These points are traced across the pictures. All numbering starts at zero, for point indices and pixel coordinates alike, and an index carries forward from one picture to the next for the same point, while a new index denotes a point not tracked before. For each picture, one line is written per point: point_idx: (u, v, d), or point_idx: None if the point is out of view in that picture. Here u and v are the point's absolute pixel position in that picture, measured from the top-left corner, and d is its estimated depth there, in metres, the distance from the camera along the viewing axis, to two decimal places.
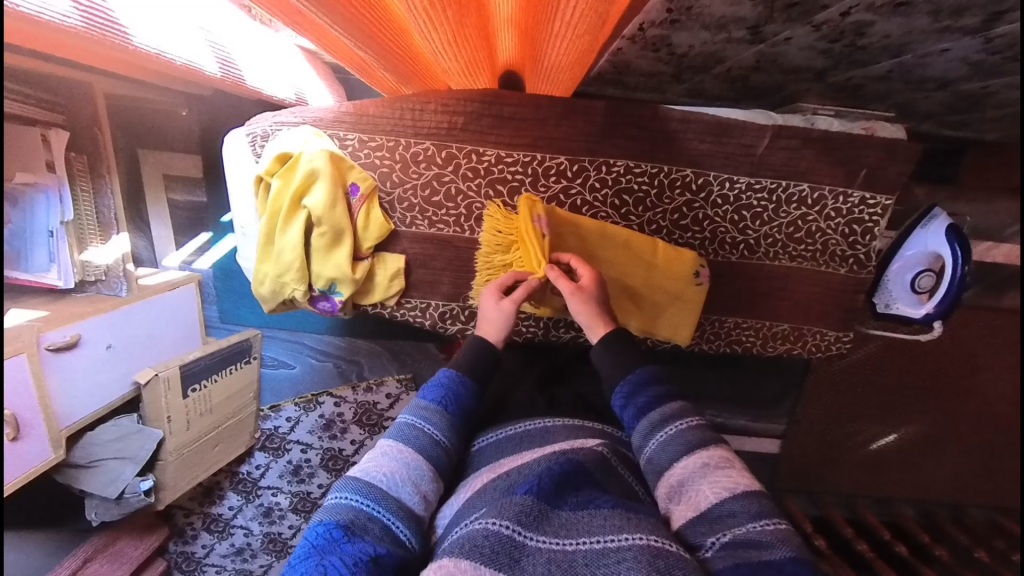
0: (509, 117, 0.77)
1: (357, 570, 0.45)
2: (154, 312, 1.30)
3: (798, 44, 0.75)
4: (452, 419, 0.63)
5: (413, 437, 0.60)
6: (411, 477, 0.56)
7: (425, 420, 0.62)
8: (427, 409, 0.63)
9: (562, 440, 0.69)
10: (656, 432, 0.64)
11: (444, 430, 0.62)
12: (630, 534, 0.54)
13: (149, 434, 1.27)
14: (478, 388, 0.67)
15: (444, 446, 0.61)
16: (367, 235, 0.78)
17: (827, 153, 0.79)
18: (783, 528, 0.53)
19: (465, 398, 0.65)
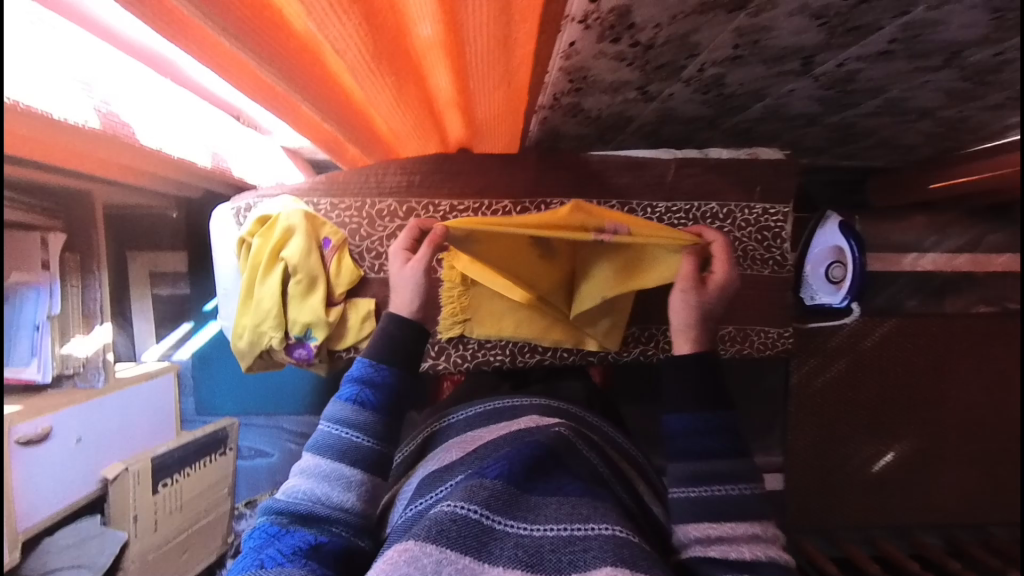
0: (457, 173, 0.91)
1: (295, 558, 0.57)
2: (129, 402, 1.31)
3: (680, 98, 0.95)
4: (369, 414, 0.69)
5: (338, 436, 0.67)
6: (333, 483, 0.64)
7: (346, 420, 0.68)
8: (353, 398, 0.70)
9: (529, 422, 0.76)
10: (710, 478, 0.71)
11: (363, 429, 0.68)
12: (595, 524, 0.59)
13: (110, 536, 1.19)
14: (398, 377, 0.72)
15: (376, 438, 0.68)
16: (339, 281, 0.86)
17: (726, 176, 0.95)
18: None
19: (379, 391, 0.70)
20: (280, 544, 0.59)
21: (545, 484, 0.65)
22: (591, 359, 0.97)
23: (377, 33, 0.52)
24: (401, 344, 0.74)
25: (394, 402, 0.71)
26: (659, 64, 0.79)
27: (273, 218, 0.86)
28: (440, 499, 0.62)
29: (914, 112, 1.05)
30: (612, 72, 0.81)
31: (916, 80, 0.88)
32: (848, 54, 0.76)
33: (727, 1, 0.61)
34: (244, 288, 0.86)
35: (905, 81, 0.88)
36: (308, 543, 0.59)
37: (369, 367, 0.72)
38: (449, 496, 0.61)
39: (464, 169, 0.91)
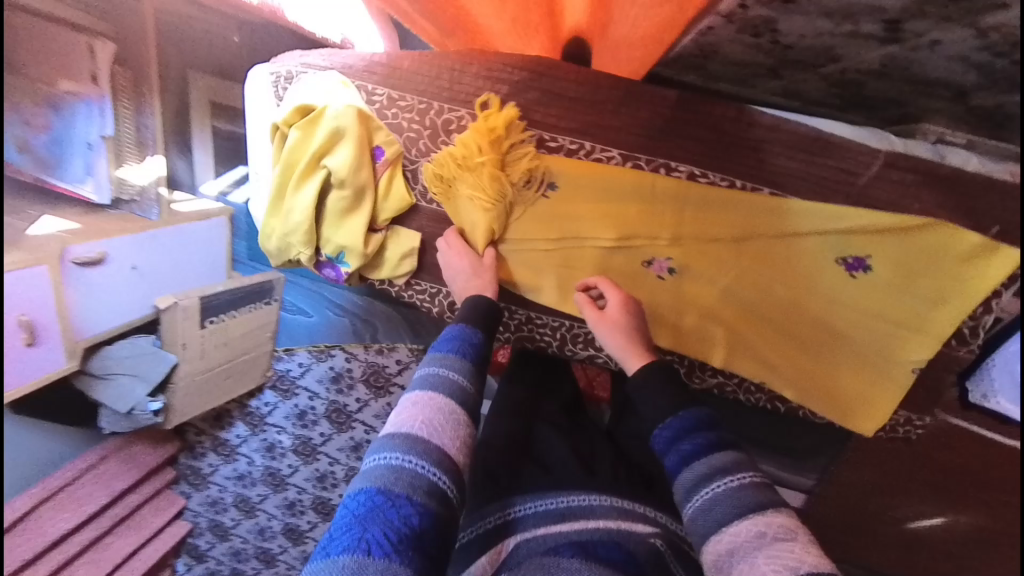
0: (561, 94, 0.66)
1: (402, 543, 0.47)
2: (183, 240, 1.33)
3: (947, 51, 0.57)
4: (435, 418, 0.58)
5: (441, 386, 0.62)
6: (447, 426, 0.58)
7: (454, 368, 0.64)
8: (444, 358, 0.65)
9: (604, 516, 0.76)
10: (701, 486, 0.62)
11: (419, 426, 0.57)
12: None
13: (162, 358, 1.31)
14: (449, 433, 0.58)
15: (473, 396, 0.63)
16: (386, 207, 0.70)
17: (950, 198, 0.62)
18: (776, 523, 0.55)
19: (434, 416, 0.58)
20: (383, 521, 0.48)
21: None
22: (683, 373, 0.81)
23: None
24: (483, 316, 0.70)
25: (488, 357, 0.68)
26: None
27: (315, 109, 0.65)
28: None
29: None
30: None
31: None
32: None
33: None
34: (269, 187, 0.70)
35: None
36: (400, 529, 0.48)
37: (447, 354, 0.65)
38: (540, 495, 0.81)
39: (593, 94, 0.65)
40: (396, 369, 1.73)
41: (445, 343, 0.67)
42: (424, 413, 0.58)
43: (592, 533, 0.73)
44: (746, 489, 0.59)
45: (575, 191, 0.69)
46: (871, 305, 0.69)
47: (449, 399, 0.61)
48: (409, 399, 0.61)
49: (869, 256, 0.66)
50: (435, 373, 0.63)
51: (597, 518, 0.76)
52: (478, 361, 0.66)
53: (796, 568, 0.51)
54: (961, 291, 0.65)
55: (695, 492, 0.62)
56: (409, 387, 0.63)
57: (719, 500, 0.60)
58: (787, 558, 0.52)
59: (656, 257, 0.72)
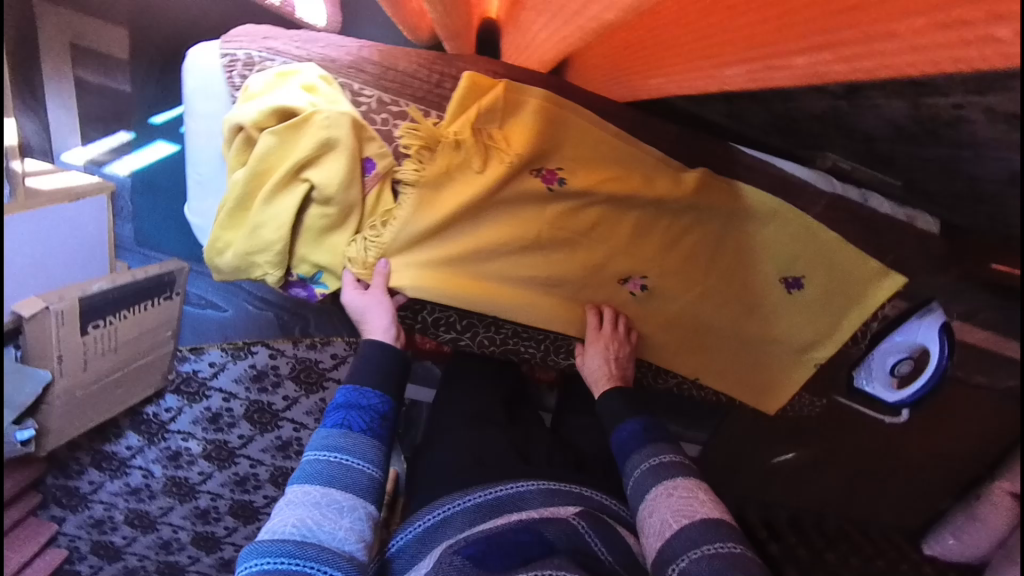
0: (567, 114, 0.67)
1: None
2: (46, 226, 1.05)
3: (881, 114, 0.69)
4: (321, 505, 0.57)
5: (325, 473, 0.60)
6: (329, 515, 0.57)
7: (337, 448, 0.62)
8: (331, 436, 0.63)
9: (536, 506, 0.68)
10: (632, 467, 0.69)
11: (298, 518, 0.55)
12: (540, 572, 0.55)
13: (32, 375, 1.07)
14: (332, 518, 0.56)
15: (365, 473, 0.61)
16: (373, 222, 0.71)
17: (867, 234, 0.77)
18: (687, 486, 0.64)
19: (316, 509, 0.57)
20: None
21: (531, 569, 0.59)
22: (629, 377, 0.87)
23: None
24: (387, 369, 0.69)
25: (384, 422, 0.66)
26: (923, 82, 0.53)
27: (298, 115, 0.65)
28: None
29: None
30: None
31: None
32: None
33: None
34: (232, 191, 0.67)
35: None
36: None
37: (338, 430, 0.63)
38: (463, 490, 0.70)
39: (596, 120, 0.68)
40: (330, 363, 1.57)
41: (335, 416, 0.65)
42: (303, 508, 0.57)
43: (514, 529, 0.63)
44: (667, 463, 0.67)
45: (569, 209, 0.71)
46: (803, 314, 0.82)
47: (333, 486, 0.59)
48: (290, 496, 0.59)
49: (802, 276, 0.78)
50: (319, 459, 0.61)
51: (526, 510, 0.67)
52: (365, 434, 0.63)
53: (693, 517, 0.60)
54: (866, 307, 0.81)
55: (633, 470, 0.69)
56: (295, 476, 0.61)
57: (646, 474, 0.67)
58: (688, 512, 0.61)
59: (632, 275, 0.77)
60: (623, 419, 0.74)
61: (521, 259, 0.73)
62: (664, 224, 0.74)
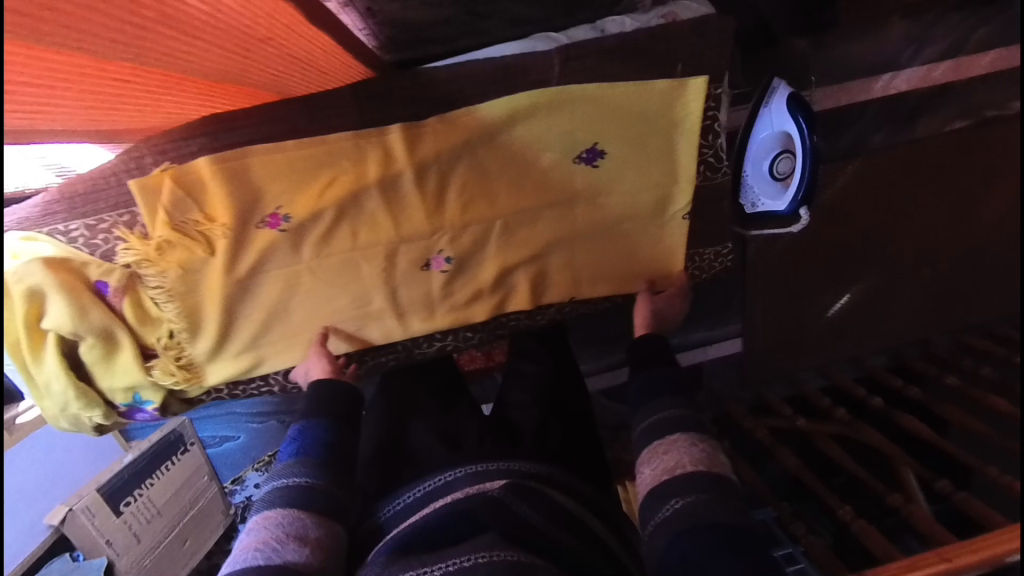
0: (252, 139, 0.62)
1: None
2: (45, 445, 1.22)
3: None
4: (285, 522, 0.55)
5: (284, 497, 0.58)
6: (284, 536, 0.54)
7: (294, 472, 0.61)
8: (289, 465, 0.62)
9: (464, 486, 0.58)
10: (648, 416, 0.65)
11: (254, 545, 0.53)
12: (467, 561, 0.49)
13: (92, 565, 1.22)
14: (299, 532, 0.54)
15: (317, 485, 0.60)
16: (149, 328, 0.66)
17: (632, 60, 0.66)
18: (705, 444, 0.59)
19: (276, 529, 0.54)
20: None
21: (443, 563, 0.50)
22: (502, 332, 0.82)
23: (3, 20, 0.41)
24: (347, 406, 0.69)
25: (334, 443, 0.65)
26: None
27: None
28: None
29: None
30: None
31: None
32: None
33: None
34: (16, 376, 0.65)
35: None
36: None
37: (294, 456, 0.63)
38: (386, 497, 0.63)
39: (281, 128, 0.62)
40: None
41: (291, 447, 0.65)
42: (264, 530, 0.55)
43: (434, 518, 0.55)
44: (681, 416, 0.62)
45: (317, 223, 0.67)
46: (630, 177, 0.73)
47: (292, 503, 0.57)
48: (251, 528, 0.56)
49: (597, 144, 0.70)
50: (272, 490, 0.60)
51: (450, 490, 0.58)
52: (310, 455, 0.62)
53: (710, 468, 0.56)
54: (693, 130, 0.71)
55: (645, 419, 0.64)
56: (252, 513, 0.59)
57: (664, 420, 0.62)
58: (705, 462, 0.57)
59: (432, 255, 0.73)
60: (640, 369, 0.72)
61: (315, 289, 0.71)
62: (421, 185, 0.68)
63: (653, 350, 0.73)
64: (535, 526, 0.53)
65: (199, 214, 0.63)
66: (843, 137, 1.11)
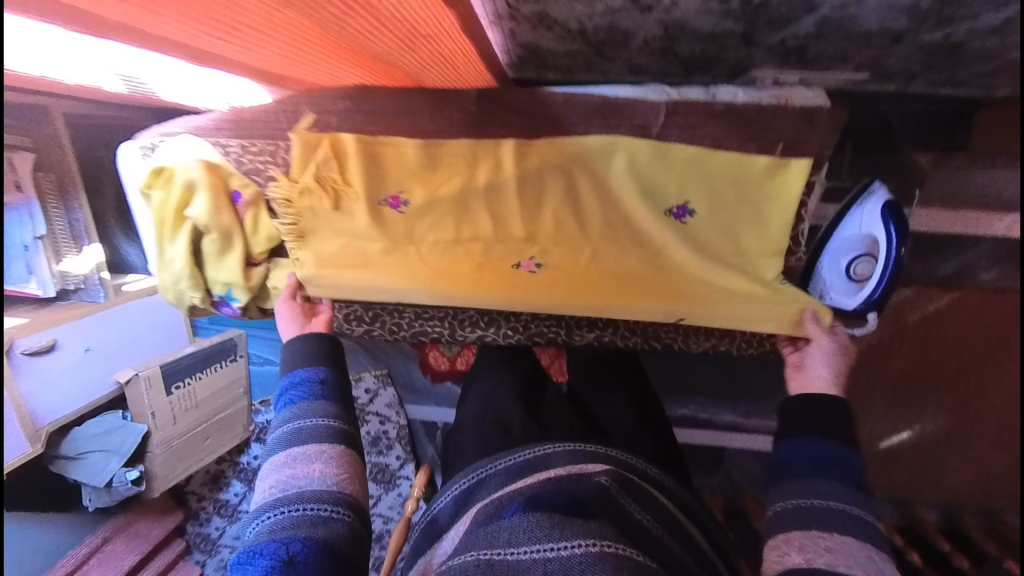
0: (385, 113, 0.73)
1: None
2: (132, 316, 1.40)
3: (688, 7, 0.66)
4: (303, 454, 0.60)
5: (293, 435, 0.62)
6: (301, 466, 0.59)
7: (296, 414, 0.64)
8: (294, 408, 0.65)
9: (563, 463, 0.62)
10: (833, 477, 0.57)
11: (280, 479, 0.59)
12: (576, 538, 0.50)
13: (132, 429, 1.40)
14: (319, 458, 0.59)
15: (336, 425, 0.63)
16: (257, 240, 0.78)
17: (735, 128, 0.70)
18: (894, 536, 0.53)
19: (301, 462, 0.59)
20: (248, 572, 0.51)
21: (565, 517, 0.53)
22: (539, 340, 0.85)
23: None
24: (326, 354, 0.71)
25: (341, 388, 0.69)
26: None
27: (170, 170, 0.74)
28: (456, 554, 0.54)
29: None
30: None
31: None
32: None
33: None
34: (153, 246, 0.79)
35: None
36: (275, 564, 0.50)
37: (296, 399, 0.66)
38: (494, 456, 0.68)
39: (409, 108, 0.73)
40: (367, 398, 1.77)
41: (283, 395, 0.67)
42: (286, 469, 0.59)
43: (541, 488, 0.57)
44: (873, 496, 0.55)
45: (425, 195, 0.76)
46: (711, 234, 0.76)
47: (301, 440, 0.61)
48: (269, 470, 0.61)
49: (688, 203, 0.74)
50: (280, 434, 0.63)
51: (554, 468, 0.61)
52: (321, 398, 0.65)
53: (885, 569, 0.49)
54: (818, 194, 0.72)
55: (820, 472, 0.56)
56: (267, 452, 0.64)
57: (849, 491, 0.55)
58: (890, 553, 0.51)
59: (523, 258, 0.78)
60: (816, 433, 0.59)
61: None
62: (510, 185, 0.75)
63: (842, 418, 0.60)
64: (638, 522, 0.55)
65: (329, 163, 0.75)
66: (947, 260, 1.11)
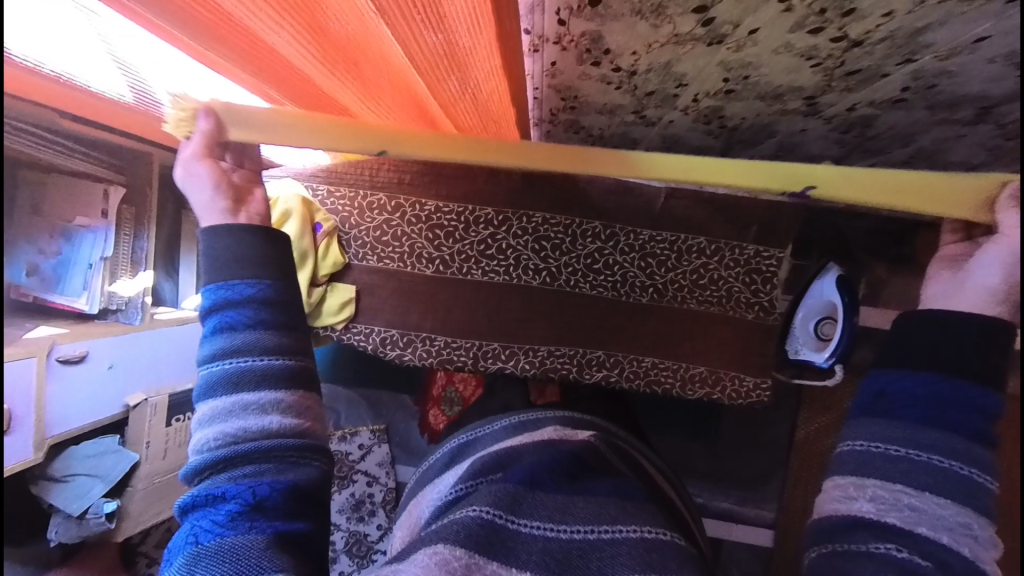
0: (447, 176, 0.93)
1: (241, 516, 0.54)
2: (158, 342, 1.50)
3: (681, 125, 0.91)
4: (243, 391, 0.59)
5: (229, 370, 0.60)
6: (243, 406, 0.59)
7: (230, 344, 0.61)
8: (231, 337, 0.62)
9: (555, 432, 0.68)
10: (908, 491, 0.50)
11: (218, 420, 0.58)
12: (624, 526, 0.52)
13: (125, 455, 1.37)
14: (264, 396, 0.60)
15: (279, 366, 0.62)
16: (323, 265, 0.93)
17: (718, 212, 0.90)
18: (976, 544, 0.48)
19: (244, 400, 0.59)
20: (213, 515, 0.55)
21: (574, 485, 0.57)
22: (553, 376, 0.95)
23: (378, 87, 0.67)
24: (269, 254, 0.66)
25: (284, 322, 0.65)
26: (646, 87, 0.75)
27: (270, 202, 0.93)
28: (461, 508, 0.55)
29: (953, 166, 0.94)
30: (602, 94, 0.80)
31: (947, 132, 0.79)
32: (857, 99, 0.71)
33: (701, 34, 0.59)
34: None
35: (933, 131, 0.80)
36: (241, 504, 0.55)
37: (227, 326, 0.62)
38: (491, 420, 0.77)
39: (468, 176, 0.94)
40: (359, 454, 1.75)
41: (212, 319, 0.63)
42: (225, 411, 0.59)
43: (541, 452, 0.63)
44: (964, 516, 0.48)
45: (472, 241, 0.93)
46: (701, 293, 0.92)
47: (241, 375, 0.60)
48: (204, 407, 0.59)
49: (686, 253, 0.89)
50: (214, 364, 0.60)
51: (546, 430, 0.70)
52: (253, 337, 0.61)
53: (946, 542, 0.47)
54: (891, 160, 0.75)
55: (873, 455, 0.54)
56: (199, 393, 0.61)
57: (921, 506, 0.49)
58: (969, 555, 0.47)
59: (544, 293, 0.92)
60: (914, 366, 0.56)
61: (434, 284, 0.95)
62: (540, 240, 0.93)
63: (979, 352, 0.52)
64: (626, 475, 0.61)
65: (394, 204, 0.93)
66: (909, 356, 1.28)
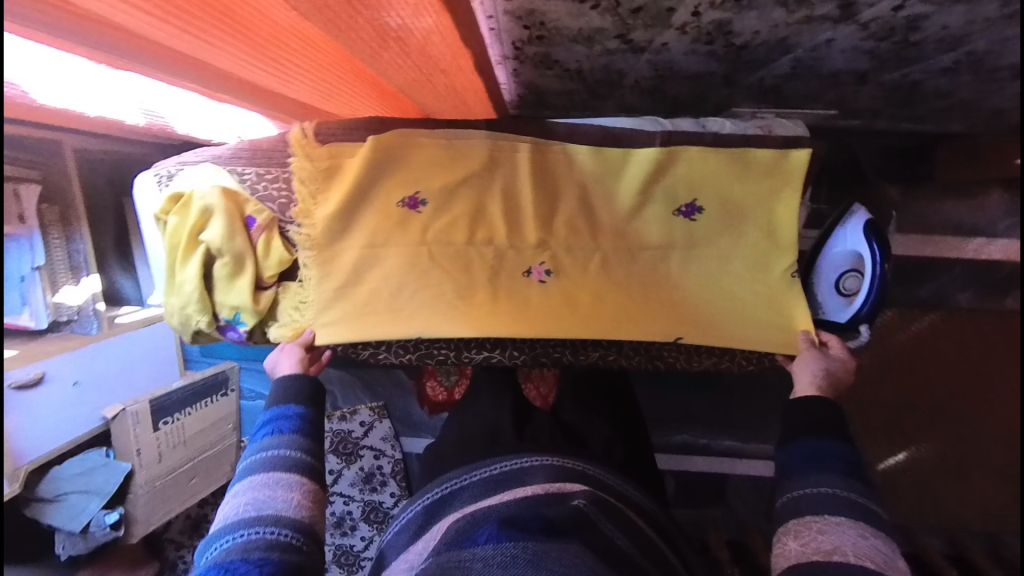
0: (396, 142, 0.77)
1: None
2: (126, 349, 1.40)
3: (678, 48, 0.73)
4: (287, 466, 0.67)
5: (269, 462, 0.67)
6: (277, 492, 0.64)
7: (275, 444, 0.69)
8: (281, 439, 0.70)
9: (540, 482, 0.61)
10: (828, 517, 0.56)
11: (252, 502, 0.63)
12: None
13: (115, 468, 1.35)
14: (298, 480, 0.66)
15: (303, 459, 0.69)
16: (268, 263, 0.79)
17: (724, 157, 0.75)
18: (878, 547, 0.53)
19: (280, 485, 0.65)
20: None
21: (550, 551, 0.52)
22: (545, 361, 0.85)
23: (267, 43, 0.60)
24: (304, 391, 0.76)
25: (313, 423, 0.74)
26: (631, 4, 0.57)
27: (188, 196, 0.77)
28: None
29: (1005, 68, 0.78)
30: (575, 18, 0.62)
31: (1014, 28, 0.62)
32: None
33: None
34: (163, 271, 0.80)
35: (993, 30, 0.63)
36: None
37: (280, 420, 0.72)
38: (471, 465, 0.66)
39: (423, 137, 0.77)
40: (361, 432, 1.73)
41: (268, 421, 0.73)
42: (258, 493, 0.64)
43: (521, 511, 0.57)
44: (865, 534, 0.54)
45: (445, 213, 0.79)
46: (710, 250, 0.80)
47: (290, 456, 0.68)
48: (245, 486, 0.66)
49: (697, 201, 0.77)
50: (259, 454, 0.69)
51: (531, 485, 0.61)
52: (297, 431, 0.71)
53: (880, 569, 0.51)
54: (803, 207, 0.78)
55: (807, 484, 0.60)
56: (237, 476, 0.68)
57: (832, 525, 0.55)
58: (875, 560, 0.52)
59: (534, 266, 0.82)
60: (819, 435, 0.64)
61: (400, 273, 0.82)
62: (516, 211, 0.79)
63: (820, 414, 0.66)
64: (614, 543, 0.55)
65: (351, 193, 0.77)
66: (924, 286, 1.20)
